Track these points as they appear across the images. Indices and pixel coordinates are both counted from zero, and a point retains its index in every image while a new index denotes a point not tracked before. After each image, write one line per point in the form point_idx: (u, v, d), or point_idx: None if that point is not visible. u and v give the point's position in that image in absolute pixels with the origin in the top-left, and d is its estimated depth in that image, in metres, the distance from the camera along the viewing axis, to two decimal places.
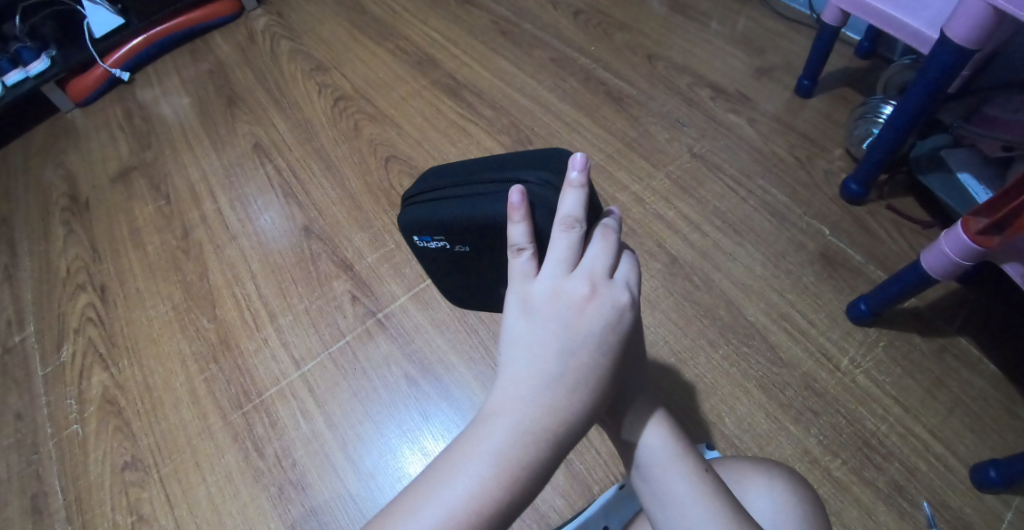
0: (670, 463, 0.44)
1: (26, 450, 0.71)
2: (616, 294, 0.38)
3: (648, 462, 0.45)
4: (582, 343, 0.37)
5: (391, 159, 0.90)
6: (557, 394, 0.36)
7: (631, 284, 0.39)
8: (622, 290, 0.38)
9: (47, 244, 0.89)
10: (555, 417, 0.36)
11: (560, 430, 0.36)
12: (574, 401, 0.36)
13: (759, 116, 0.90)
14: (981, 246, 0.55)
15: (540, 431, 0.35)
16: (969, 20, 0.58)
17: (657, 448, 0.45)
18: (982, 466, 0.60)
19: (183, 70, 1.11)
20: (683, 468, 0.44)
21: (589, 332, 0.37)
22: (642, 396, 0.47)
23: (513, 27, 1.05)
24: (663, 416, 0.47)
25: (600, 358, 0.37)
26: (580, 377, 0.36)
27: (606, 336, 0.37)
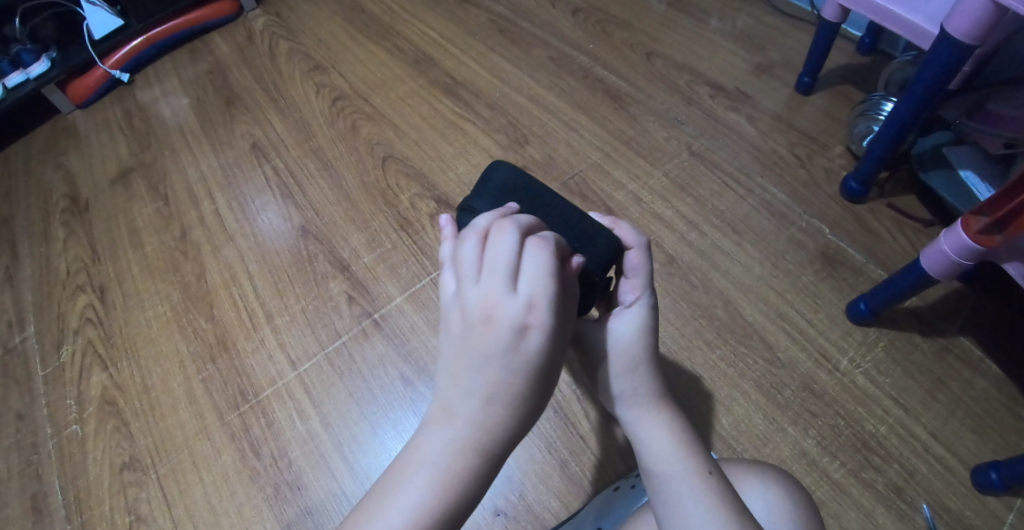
0: (675, 460, 0.44)
1: (26, 451, 0.71)
2: (522, 308, 0.36)
3: (654, 459, 0.45)
4: (486, 367, 0.37)
5: (388, 159, 0.90)
6: (465, 423, 0.36)
7: (544, 291, 0.37)
8: (530, 301, 0.36)
9: (47, 246, 0.89)
10: (468, 445, 0.36)
11: (474, 459, 0.36)
12: (486, 427, 0.36)
13: (759, 113, 0.89)
14: (982, 245, 0.54)
15: (450, 462, 0.36)
16: (971, 16, 0.57)
17: (663, 445, 0.45)
18: (983, 468, 0.60)
19: (182, 70, 1.11)
20: (688, 466, 0.43)
21: (491, 355, 0.36)
22: (651, 391, 0.47)
23: (511, 25, 1.05)
24: (673, 413, 0.47)
25: (508, 381, 0.36)
26: (488, 402, 0.36)
27: (512, 355, 0.36)
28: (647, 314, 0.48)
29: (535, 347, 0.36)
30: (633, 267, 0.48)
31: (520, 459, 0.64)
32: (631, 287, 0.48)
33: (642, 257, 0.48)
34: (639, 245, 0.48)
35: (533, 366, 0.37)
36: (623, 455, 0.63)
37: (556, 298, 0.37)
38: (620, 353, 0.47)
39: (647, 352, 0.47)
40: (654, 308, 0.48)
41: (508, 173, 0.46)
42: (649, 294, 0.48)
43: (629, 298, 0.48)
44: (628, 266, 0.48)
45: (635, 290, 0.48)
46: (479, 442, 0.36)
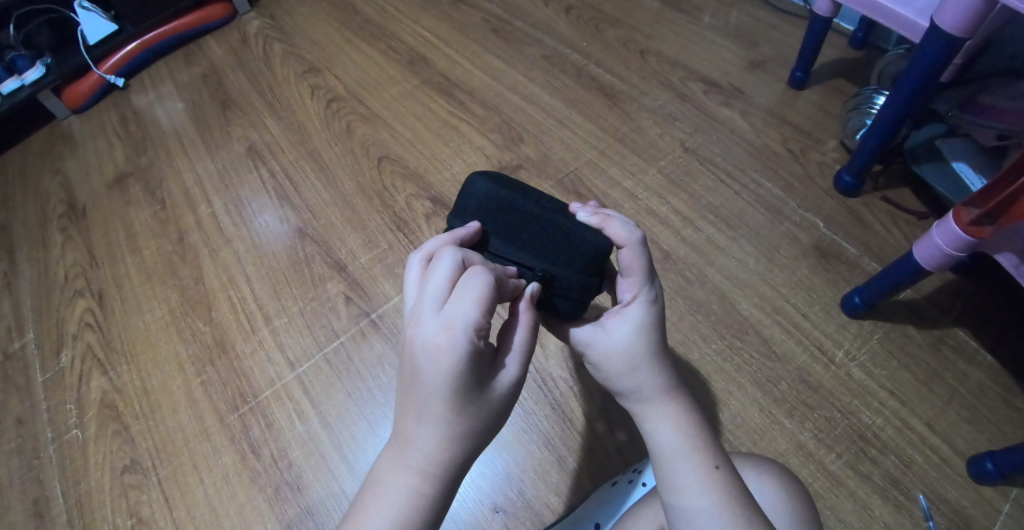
0: (683, 456, 0.43)
1: (27, 456, 0.71)
2: (439, 332, 0.36)
3: (662, 455, 0.44)
4: (414, 392, 0.37)
5: (384, 160, 0.90)
6: (406, 444, 0.38)
7: (459, 312, 0.36)
8: (447, 325, 0.36)
9: (45, 251, 0.90)
10: (412, 466, 0.38)
11: (418, 480, 0.38)
12: (424, 449, 0.38)
13: (752, 109, 0.89)
14: (973, 237, 0.55)
15: (395, 485, 0.38)
16: (960, 9, 0.58)
17: (671, 441, 0.43)
18: (979, 459, 0.60)
19: (177, 74, 1.11)
20: (697, 462, 0.42)
21: (417, 380, 0.37)
22: (661, 386, 0.44)
23: (505, 24, 1.05)
24: (683, 405, 0.45)
25: (436, 404, 0.37)
26: (422, 425, 0.37)
27: (434, 380, 0.36)
28: (649, 310, 0.45)
29: (458, 372, 0.36)
30: (629, 266, 0.45)
31: (517, 455, 0.64)
32: (629, 285, 0.46)
33: (637, 254, 0.44)
34: (633, 242, 0.44)
35: (459, 388, 0.37)
36: (621, 451, 0.64)
37: (478, 320, 0.36)
38: (623, 355, 0.44)
39: (654, 348, 0.45)
40: (658, 301, 0.46)
41: (484, 188, 0.45)
42: (651, 288, 0.46)
43: (629, 295, 0.46)
44: (624, 265, 0.45)
45: (635, 286, 0.45)
46: (422, 462, 0.38)
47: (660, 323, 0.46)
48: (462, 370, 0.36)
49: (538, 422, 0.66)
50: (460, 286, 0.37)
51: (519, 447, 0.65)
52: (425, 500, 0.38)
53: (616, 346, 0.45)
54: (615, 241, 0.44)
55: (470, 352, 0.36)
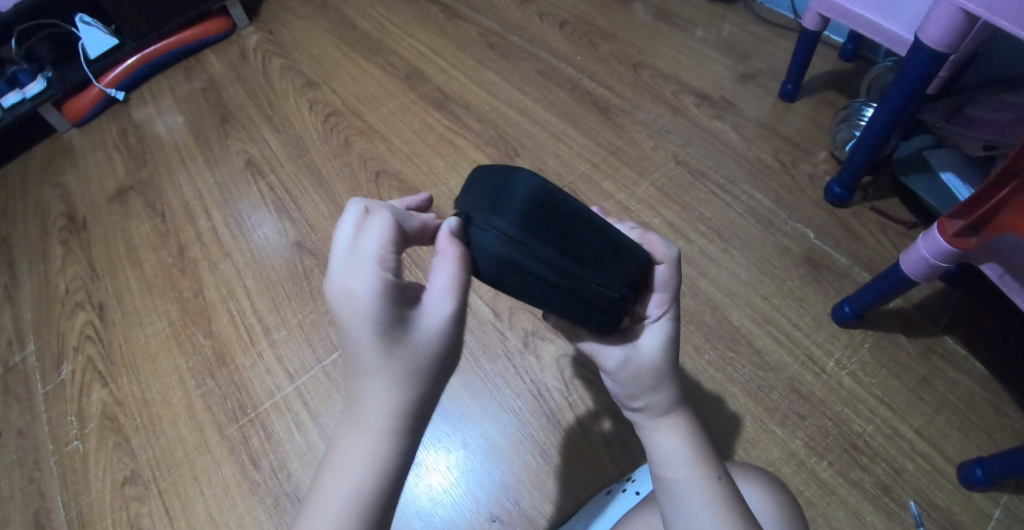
0: (688, 467, 0.44)
1: (28, 468, 0.72)
2: (345, 274, 0.36)
3: (665, 465, 0.45)
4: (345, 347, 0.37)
5: (382, 174, 0.91)
6: (355, 409, 0.37)
7: (360, 254, 0.36)
8: (349, 268, 0.36)
9: (46, 264, 0.90)
10: (364, 424, 0.37)
11: (371, 436, 0.37)
12: (369, 401, 0.37)
13: (743, 121, 0.91)
14: (958, 247, 0.56)
15: (348, 453, 0.37)
16: (942, 26, 0.59)
17: (676, 454, 0.45)
18: (968, 465, 0.61)
19: (177, 88, 1.13)
20: (701, 471, 0.44)
21: (340, 333, 0.36)
22: (672, 401, 0.47)
23: (500, 39, 1.07)
24: (685, 420, 0.47)
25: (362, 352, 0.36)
26: (367, 383, 0.37)
27: (355, 325, 0.36)
28: (666, 329, 0.47)
29: (374, 306, 0.35)
30: (662, 282, 0.46)
31: (515, 466, 0.65)
32: (659, 301, 0.47)
33: (672, 272, 0.46)
34: (671, 260, 0.46)
35: (382, 325, 0.36)
36: (616, 461, 0.65)
37: (379, 253, 0.37)
38: (643, 368, 0.47)
39: (667, 364, 0.47)
40: (677, 321, 0.48)
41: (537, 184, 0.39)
42: (670, 305, 0.47)
43: (654, 310, 0.47)
44: (657, 280, 0.47)
45: (661, 302, 0.47)
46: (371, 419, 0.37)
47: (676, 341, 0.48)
48: (376, 305, 0.35)
49: (534, 433, 0.67)
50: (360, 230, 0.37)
51: (516, 457, 0.66)
52: (383, 453, 0.37)
53: (638, 358, 0.47)
54: (654, 256, 0.46)
55: (377, 286, 0.36)
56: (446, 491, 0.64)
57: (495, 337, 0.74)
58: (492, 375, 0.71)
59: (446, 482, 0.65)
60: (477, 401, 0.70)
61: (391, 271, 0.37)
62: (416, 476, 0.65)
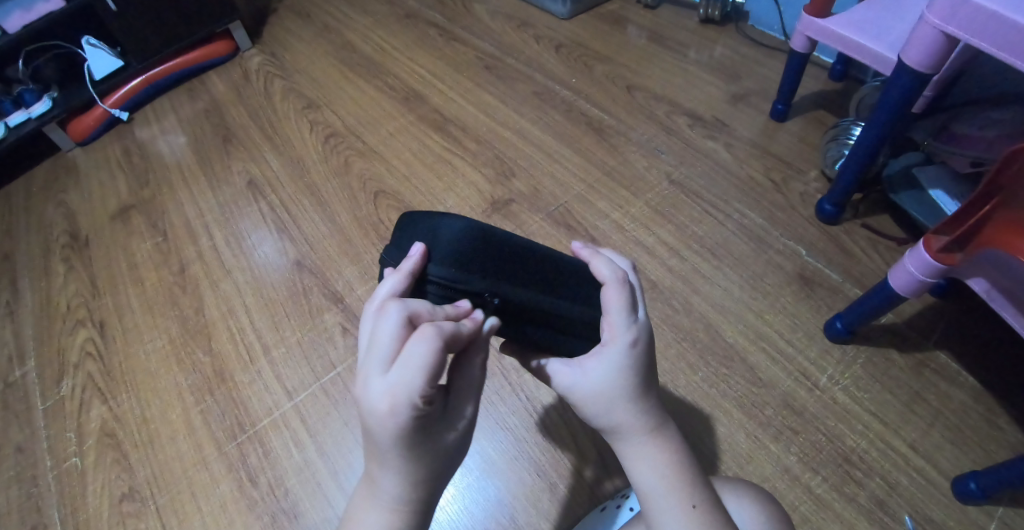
0: (662, 498, 0.44)
1: (26, 484, 0.72)
2: (385, 394, 0.36)
3: (645, 492, 0.45)
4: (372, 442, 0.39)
5: (381, 194, 0.93)
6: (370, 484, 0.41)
7: (408, 382, 0.36)
8: (392, 390, 0.36)
9: (47, 281, 0.91)
10: (385, 503, 0.40)
11: (389, 516, 0.40)
12: (392, 489, 0.40)
13: (735, 141, 0.93)
14: (944, 263, 0.57)
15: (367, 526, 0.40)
16: (924, 46, 0.61)
17: (651, 481, 0.45)
18: (962, 478, 0.62)
19: (180, 109, 1.15)
20: (676, 500, 0.44)
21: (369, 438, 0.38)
22: (643, 425, 0.45)
23: (497, 62, 1.09)
24: (664, 444, 0.45)
25: (390, 454, 0.38)
26: (385, 468, 0.40)
27: (384, 436, 0.37)
28: (630, 352, 0.45)
29: (411, 427, 0.37)
30: (610, 303, 0.45)
31: (510, 483, 0.66)
32: (610, 325, 0.45)
33: (619, 292, 0.45)
34: (614, 280, 0.46)
35: (417, 438, 0.38)
36: (612, 476, 0.65)
37: (425, 383, 0.36)
38: (601, 394, 0.45)
39: (633, 391, 0.45)
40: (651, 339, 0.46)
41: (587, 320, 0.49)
42: (632, 328, 0.45)
43: (606, 334, 0.45)
44: (605, 302, 0.46)
45: (617, 325, 0.45)
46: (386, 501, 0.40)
47: (648, 363, 0.46)
48: (414, 422, 0.37)
49: (529, 449, 0.67)
50: (406, 350, 0.37)
51: (511, 474, 0.66)
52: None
53: (597, 386, 0.45)
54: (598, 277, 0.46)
55: (420, 412, 0.37)
56: (442, 508, 0.65)
57: (491, 355, 0.74)
58: (488, 392, 0.72)
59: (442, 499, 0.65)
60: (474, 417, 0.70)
61: (427, 400, 0.37)
62: None
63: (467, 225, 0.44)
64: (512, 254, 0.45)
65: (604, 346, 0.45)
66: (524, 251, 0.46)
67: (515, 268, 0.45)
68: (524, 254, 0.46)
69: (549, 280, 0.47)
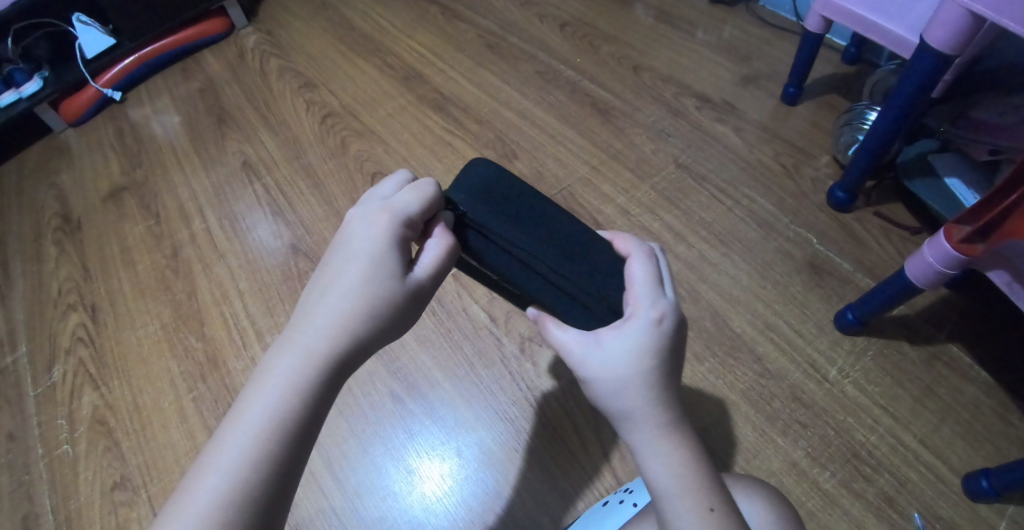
0: (674, 492, 0.40)
1: (17, 471, 0.71)
2: (375, 213, 0.42)
3: (655, 487, 0.41)
4: (337, 264, 0.41)
5: (378, 176, 0.90)
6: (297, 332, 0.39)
7: (396, 202, 0.42)
8: (383, 209, 0.42)
9: (39, 265, 0.89)
10: (307, 340, 0.39)
11: (307, 354, 0.38)
12: (325, 321, 0.39)
13: (745, 124, 0.90)
14: (965, 254, 0.55)
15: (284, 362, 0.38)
16: (949, 27, 0.58)
17: (664, 476, 0.40)
18: (974, 476, 0.60)
19: (174, 88, 1.12)
20: (689, 501, 0.39)
21: (337, 254, 0.41)
22: (659, 415, 0.41)
23: (499, 41, 1.06)
24: (684, 440, 0.41)
25: (348, 276, 0.40)
26: (326, 300, 0.39)
27: (359, 249, 0.40)
28: (654, 330, 0.42)
29: (383, 257, 0.40)
30: (639, 276, 0.45)
31: (512, 474, 0.64)
32: (634, 300, 0.43)
33: (647, 266, 0.45)
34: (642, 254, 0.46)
35: (376, 260, 0.40)
36: (615, 469, 0.63)
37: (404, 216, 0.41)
38: (615, 372, 0.41)
39: (652, 374, 0.41)
40: (679, 324, 0.43)
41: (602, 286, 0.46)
42: (657, 305, 0.43)
43: (630, 310, 0.43)
44: (632, 276, 0.45)
45: (642, 299, 0.43)
46: (309, 334, 0.39)
47: (674, 348, 0.43)
48: (388, 243, 0.40)
49: (529, 441, 0.66)
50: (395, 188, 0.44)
51: (511, 466, 0.64)
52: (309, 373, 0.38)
53: (611, 365, 0.41)
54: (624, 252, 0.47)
55: (399, 232, 0.41)
56: (441, 500, 0.63)
57: (491, 343, 0.73)
58: (488, 381, 0.70)
59: (441, 491, 0.64)
60: (472, 407, 0.68)
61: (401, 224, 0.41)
62: (409, 483, 0.64)
63: (505, 177, 0.47)
64: (536, 215, 0.47)
65: (627, 318, 0.43)
66: (553, 219, 0.47)
67: (531, 223, 0.46)
68: (549, 218, 0.47)
69: (562, 243, 0.47)
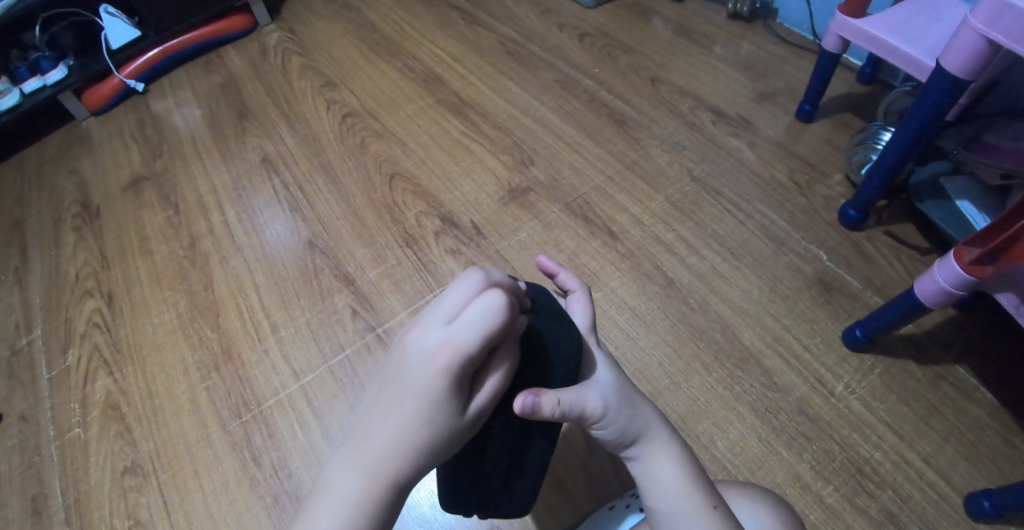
0: (681, 493, 0.45)
1: (29, 452, 0.72)
2: (440, 341, 0.40)
3: (661, 494, 0.45)
4: (400, 395, 0.41)
5: (396, 177, 0.92)
6: (371, 465, 0.41)
7: (474, 330, 0.39)
8: (449, 338, 0.39)
9: (57, 250, 0.91)
10: (369, 468, 0.41)
11: (367, 482, 0.40)
12: (384, 449, 0.41)
13: (759, 140, 0.91)
14: (975, 275, 0.55)
15: (343, 492, 0.40)
16: (965, 52, 0.59)
17: (672, 479, 0.45)
18: (976, 496, 0.60)
19: (196, 82, 1.14)
20: (694, 498, 0.44)
21: (404, 385, 0.41)
22: (659, 426, 0.47)
23: (520, 48, 1.08)
24: (679, 444, 0.47)
25: (410, 409, 0.41)
26: (388, 432, 0.41)
27: (418, 385, 0.40)
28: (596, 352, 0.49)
29: (450, 400, 0.40)
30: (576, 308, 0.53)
31: None
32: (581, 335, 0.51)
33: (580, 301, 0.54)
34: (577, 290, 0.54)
35: (435, 398, 0.40)
36: (621, 475, 0.64)
37: (479, 348, 0.39)
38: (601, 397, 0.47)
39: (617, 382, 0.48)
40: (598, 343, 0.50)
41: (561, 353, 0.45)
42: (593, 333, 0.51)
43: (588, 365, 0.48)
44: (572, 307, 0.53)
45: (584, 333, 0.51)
46: (371, 468, 0.40)
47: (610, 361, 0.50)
48: (451, 373, 0.40)
49: None
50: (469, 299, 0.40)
51: None
52: (375, 500, 0.40)
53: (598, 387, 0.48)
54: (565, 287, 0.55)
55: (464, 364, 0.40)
56: None
57: None
58: None
59: None
60: None
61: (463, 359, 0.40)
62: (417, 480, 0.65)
63: None
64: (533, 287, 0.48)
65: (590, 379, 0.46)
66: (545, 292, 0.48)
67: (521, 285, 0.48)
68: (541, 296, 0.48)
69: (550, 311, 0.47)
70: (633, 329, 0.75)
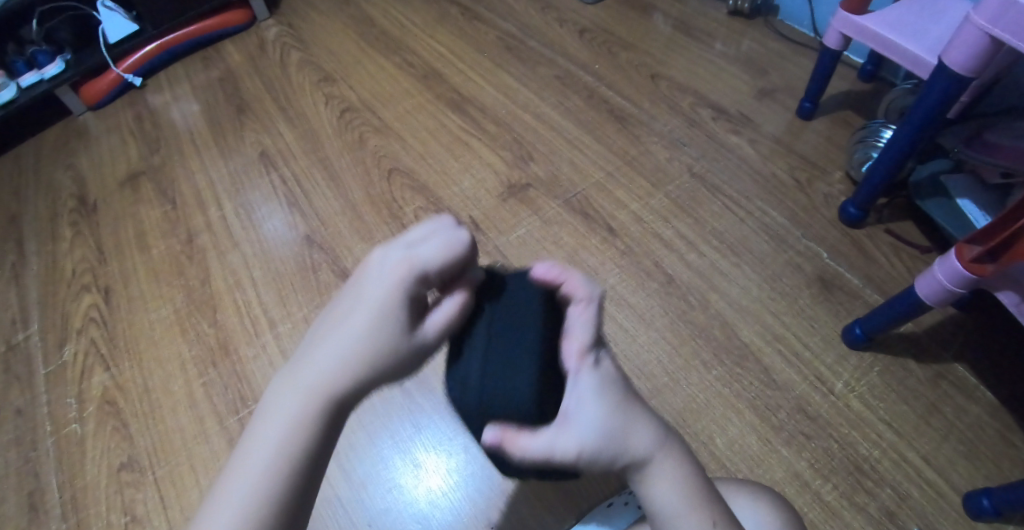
0: (683, 517, 0.39)
1: (25, 447, 0.72)
2: (394, 260, 0.37)
3: (663, 516, 0.40)
4: (346, 312, 0.37)
5: (395, 172, 0.91)
6: (306, 387, 0.35)
7: (431, 253, 0.37)
8: (405, 257, 0.37)
9: (54, 245, 0.90)
10: (305, 388, 0.35)
11: (302, 403, 0.35)
12: (323, 370, 0.35)
13: (760, 137, 0.91)
14: (975, 273, 0.55)
15: (274, 424, 0.34)
16: (967, 50, 0.59)
17: (673, 502, 0.40)
18: (975, 494, 0.60)
19: (194, 77, 1.13)
20: (697, 521, 0.39)
21: (351, 303, 0.37)
22: (658, 442, 0.40)
23: (519, 44, 1.07)
24: (680, 455, 0.41)
25: (355, 324, 0.36)
26: (326, 351, 0.36)
27: (365, 299, 0.37)
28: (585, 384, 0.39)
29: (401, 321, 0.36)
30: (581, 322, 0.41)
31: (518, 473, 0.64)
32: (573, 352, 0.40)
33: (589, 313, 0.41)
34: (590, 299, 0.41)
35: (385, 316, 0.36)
36: None
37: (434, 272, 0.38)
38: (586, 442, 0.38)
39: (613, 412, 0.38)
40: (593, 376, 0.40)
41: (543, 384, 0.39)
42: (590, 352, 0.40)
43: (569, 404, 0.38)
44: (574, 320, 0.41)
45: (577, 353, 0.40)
46: (308, 389, 0.35)
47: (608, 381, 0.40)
48: (404, 293, 0.37)
49: None
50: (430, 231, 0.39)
51: None
52: (309, 431, 0.34)
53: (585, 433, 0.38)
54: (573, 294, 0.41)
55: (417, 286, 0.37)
56: (447, 497, 0.63)
57: None
58: None
59: (446, 487, 0.64)
60: None
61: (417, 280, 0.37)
62: (414, 477, 0.65)
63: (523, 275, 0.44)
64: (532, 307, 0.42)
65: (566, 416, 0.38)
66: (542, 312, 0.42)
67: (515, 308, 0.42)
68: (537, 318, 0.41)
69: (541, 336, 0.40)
70: (632, 326, 0.74)
